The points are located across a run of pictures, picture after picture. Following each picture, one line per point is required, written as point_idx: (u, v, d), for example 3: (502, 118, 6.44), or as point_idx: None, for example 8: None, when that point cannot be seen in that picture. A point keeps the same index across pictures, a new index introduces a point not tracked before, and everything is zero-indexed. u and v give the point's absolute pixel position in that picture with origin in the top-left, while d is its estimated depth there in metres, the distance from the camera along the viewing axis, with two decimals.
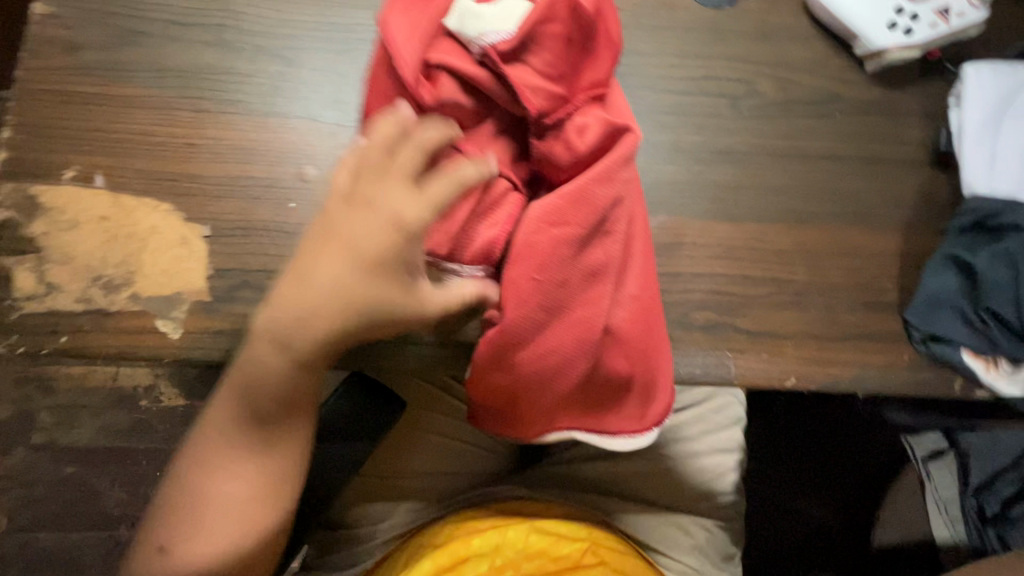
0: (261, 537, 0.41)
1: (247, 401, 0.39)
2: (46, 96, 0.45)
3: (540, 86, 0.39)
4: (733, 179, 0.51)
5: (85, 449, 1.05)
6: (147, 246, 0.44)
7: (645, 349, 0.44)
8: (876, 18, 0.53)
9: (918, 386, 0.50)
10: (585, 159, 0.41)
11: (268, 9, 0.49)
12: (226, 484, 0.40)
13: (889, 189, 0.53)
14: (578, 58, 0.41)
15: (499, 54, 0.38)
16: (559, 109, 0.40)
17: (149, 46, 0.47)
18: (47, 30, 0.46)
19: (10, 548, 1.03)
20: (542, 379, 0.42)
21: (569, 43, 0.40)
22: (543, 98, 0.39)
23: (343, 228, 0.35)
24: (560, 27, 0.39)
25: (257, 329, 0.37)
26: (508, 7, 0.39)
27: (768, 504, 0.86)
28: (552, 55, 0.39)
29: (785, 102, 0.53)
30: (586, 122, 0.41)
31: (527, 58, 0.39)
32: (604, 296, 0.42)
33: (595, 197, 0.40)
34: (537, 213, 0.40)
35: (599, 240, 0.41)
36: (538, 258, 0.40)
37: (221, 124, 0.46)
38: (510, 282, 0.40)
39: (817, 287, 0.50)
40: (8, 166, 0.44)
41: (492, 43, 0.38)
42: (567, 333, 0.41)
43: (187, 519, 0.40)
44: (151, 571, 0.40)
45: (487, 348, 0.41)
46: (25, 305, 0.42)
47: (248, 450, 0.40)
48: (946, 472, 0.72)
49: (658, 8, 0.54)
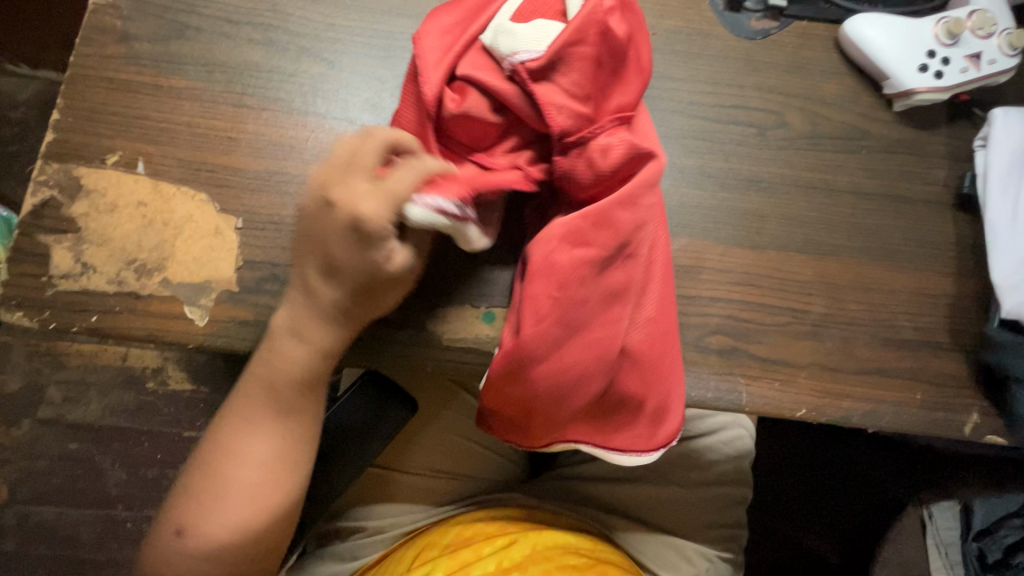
0: (273, 520, 0.42)
1: (264, 390, 0.42)
2: (97, 82, 0.47)
3: (566, 105, 0.40)
4: (757, 208, 0.52)
5: (91, 426, 1.06)
6: (181, 234, 0.45)
7: (657, 371, 0.45)
8: (907, 59, 0.53)
9: (930, 426, 0.50)
10: (607, 177, 0.41)
11: (314, 12, 0.50)
12: (240, 472, 0.42)
13: (912, 228, 0.53)
14: (606, 82, 0.42)
15: (528, 71, 0.40)
16: (582, 128, 0.41)
17: (199, 41, 0.48)
18: (103, 19, 0.48)
19: (9, 520, 1.04)
20: (556, 395, 0.43)
21: (599, 64, 0.41)
22: (567, 117, 0.40)
23: (316, 224, 0.38)
24: (589, 50, 0.40)
25: (279, 324, 0.42)
26: (542, 29, 0.41)
27: (768, 533, 0.86)
28: (578, 76, 0.40)
29: (812, 136, 0.54)
30: (609, 142, 0.41)
31: (554, 77, 0.40)
32: (622, 317, 0.42)
33: (618, 220, 0.41)
34: (558, 230, 0.41)
35: (621, 262, 0.42)
36: (558, 275, 0.40)
37: (261, 120, 0.48)
38: (530, 297, 0.41)
39: (834, 320, 0.50)
40: (54, 147, 0.45)
41: (523, 61, 0.40)
42: (584, 352, 0.42)
43: (207, 500, 0.42)
44: (167, 553, 0.42)
45: (504, 361, 0.42)
46: (60, 282, 0.43)
47: (264, 436, 0.42)
48: (949, 515, 0.72)
49: (693, 35, 0.56)
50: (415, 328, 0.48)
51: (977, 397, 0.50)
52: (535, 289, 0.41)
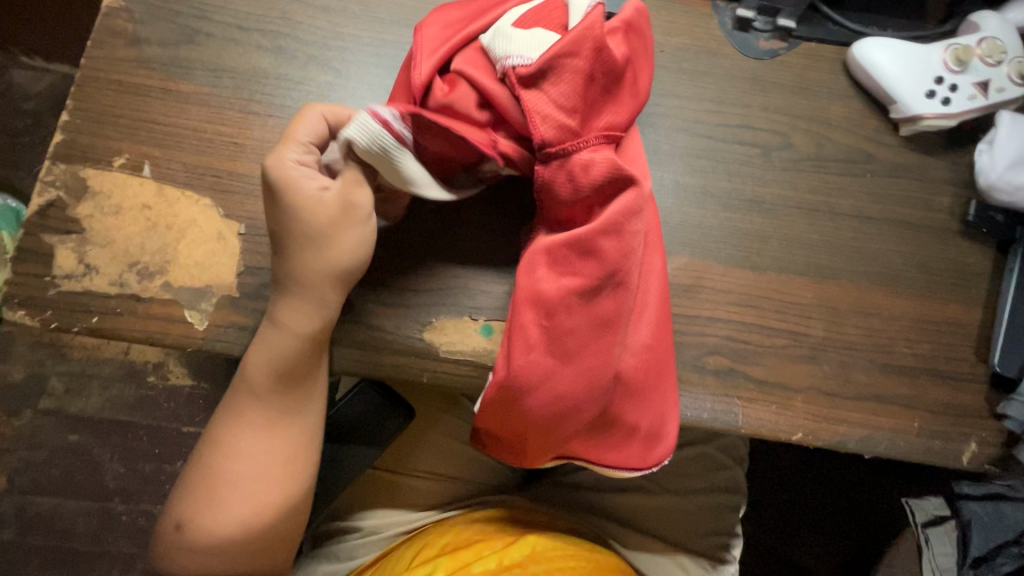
0: (277, 513, 0.43)
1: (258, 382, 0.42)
2: (107, 85, 0.47)
3: (552, 115, 0.40)
4: (759, 228, 0.52)
5: (90, 419, 1.07)
6: (184, 237, 0.45)
7: (647, 394, 0.45)
8: (915, 84, 0.53)
9: (927, 454, 0.49)
10: (590, 195, 0.41)
11: (323, 20, 0.51)
12: (239, 464, 0.42)
13: (915, 253, 0.53)
14: (599, 97, 0.42)
15: (518, 77, 0.40)
16: (567, 141, 0.41)
17: (208, 46, 0.49)
18: (115, 22, 0.48)
19: (7, 509, 1.05)
20: (550, 423, 0.43)
21: (591, 79, 0.41)
22: (551, 127, 0.40)
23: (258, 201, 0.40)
24: (582, 63, 0.40)
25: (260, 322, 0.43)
26: (538, 35, 0.41)
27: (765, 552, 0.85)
28: (568, 88, 0.40)
29: (817, 158, 0.54)
30: (593, 158, 0.40)
31: (544, 86, 0.40)
32: (613, 346, 0.42)
33: (604, 247, 0.40)
34: (547, 260, 0.42)
35: (612, 290, 0.41)
36: (546, 303, 0.41)
37: (267, 127, 0.48)
38: (519, 327, 0.41)
39: (834, 344, 0.50)
40: (62, 148, 0.46)
41: (514, 65, 0.40)
42: (576, 379, 0.41)
43: (206, 498, 0.42)
44: (170, 548, 0.42)
45: (496, 390, 0.42)
46: (63, 282, 0.44)
47: (262, 427, 0.42)
48: (945, 541, 0.69)
49: (700, 54, 0.56)
50: (414, 338, 0.48)
51: (975, 426, 0.50)
52: (526, 317, 0.41)
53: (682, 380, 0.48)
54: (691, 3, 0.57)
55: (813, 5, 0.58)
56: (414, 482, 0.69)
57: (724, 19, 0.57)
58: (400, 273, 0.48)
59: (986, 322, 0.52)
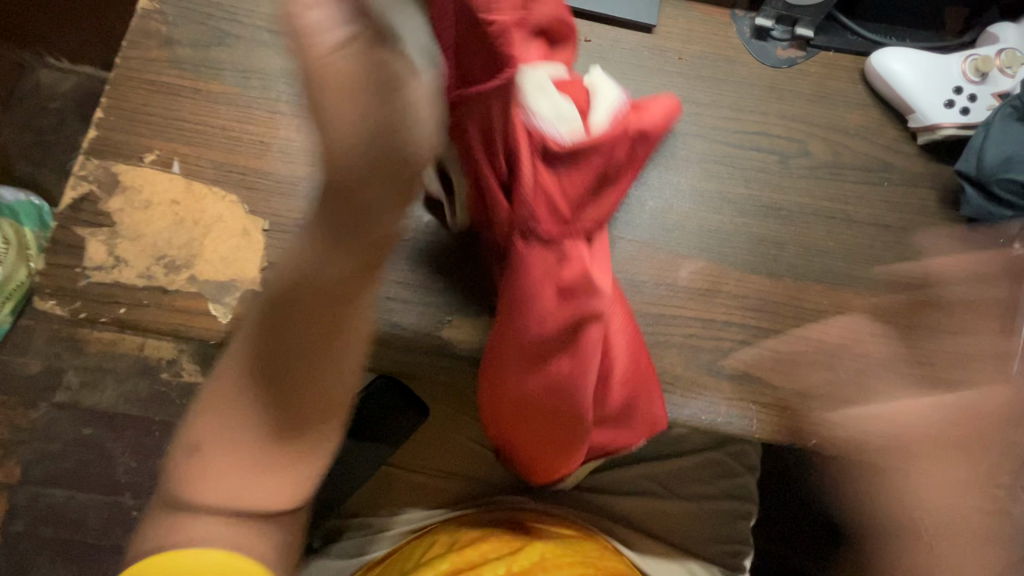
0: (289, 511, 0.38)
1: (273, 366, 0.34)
2: (140, 84, 0.49)
3: (553, 203, 0.39)
4: (775, 235, 0.52)
5: (105, 412, 1.09)
6: (210, 233, 0.47)
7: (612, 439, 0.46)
8: (933, 95, 0.53)
9: (943, 463, 0.49)
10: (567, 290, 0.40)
11: None
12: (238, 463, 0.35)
13: (933, 262, 0.53)
14: (597, 189, 0.42)
15: (541, 142, 0.38)
16: (559, 235, 0.40)
17: (238, 48, 0.50)
18: (149, 23, 0.50)
19: (21, 500, 1.07)
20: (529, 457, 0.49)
21: (602, 171, 0.41)
22: (547, 217, 0.39)
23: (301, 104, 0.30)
24: (600, 160, 0.40)
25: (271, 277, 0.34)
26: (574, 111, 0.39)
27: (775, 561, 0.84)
28: (579, 181, 0.40)
29: (834, 166, 0.54)
30: (572, 260, 0.40)
31: (558, 168, 0.39)
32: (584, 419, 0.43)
33: (579, 349, 0.40)
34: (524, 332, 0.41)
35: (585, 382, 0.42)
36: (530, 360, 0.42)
37: (293, 126, 0.49)
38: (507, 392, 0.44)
39: (850, 351, 0.50)
40: (95, 144, 0.47)
41: (542, 128, 0.38)
42: (546, 393, 0.42)
43: (194, 461, 0.35)
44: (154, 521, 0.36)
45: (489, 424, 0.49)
46: (93, 274, 0.45)
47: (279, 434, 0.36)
48: None
49: (719, 62, 0.56)
50: (432, 338, 0.49)
51: (993, 437, 0.50)
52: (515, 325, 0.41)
53: (696, 383, 0.48)
54: (710, 12, 0.58)
55: (831, 15, 0.58)
56: (426, 479, 0.71)
57: (743, 28, 0.58)
58: (420, 272, 0.50)
59: (1004, 332, 0.52)
